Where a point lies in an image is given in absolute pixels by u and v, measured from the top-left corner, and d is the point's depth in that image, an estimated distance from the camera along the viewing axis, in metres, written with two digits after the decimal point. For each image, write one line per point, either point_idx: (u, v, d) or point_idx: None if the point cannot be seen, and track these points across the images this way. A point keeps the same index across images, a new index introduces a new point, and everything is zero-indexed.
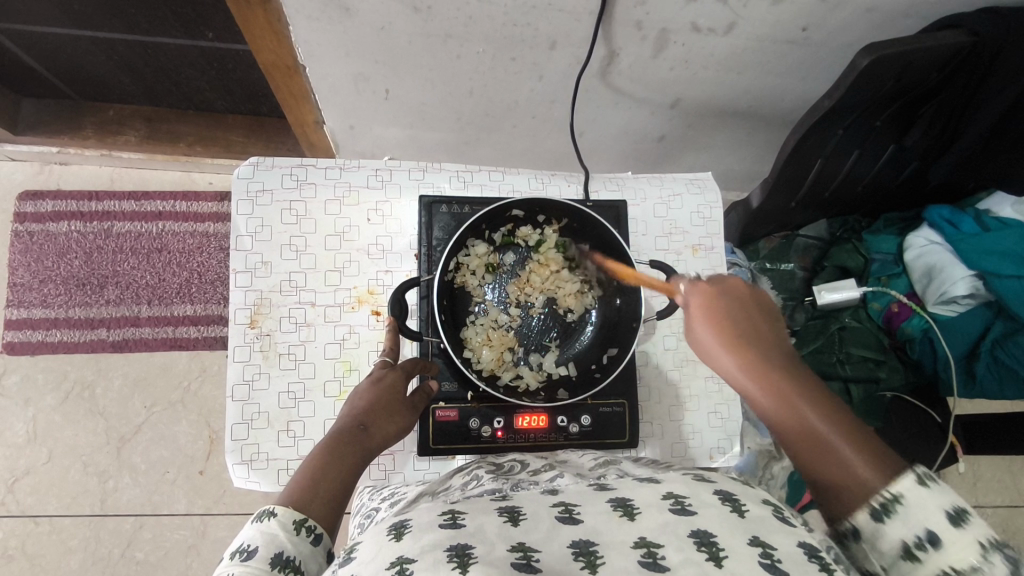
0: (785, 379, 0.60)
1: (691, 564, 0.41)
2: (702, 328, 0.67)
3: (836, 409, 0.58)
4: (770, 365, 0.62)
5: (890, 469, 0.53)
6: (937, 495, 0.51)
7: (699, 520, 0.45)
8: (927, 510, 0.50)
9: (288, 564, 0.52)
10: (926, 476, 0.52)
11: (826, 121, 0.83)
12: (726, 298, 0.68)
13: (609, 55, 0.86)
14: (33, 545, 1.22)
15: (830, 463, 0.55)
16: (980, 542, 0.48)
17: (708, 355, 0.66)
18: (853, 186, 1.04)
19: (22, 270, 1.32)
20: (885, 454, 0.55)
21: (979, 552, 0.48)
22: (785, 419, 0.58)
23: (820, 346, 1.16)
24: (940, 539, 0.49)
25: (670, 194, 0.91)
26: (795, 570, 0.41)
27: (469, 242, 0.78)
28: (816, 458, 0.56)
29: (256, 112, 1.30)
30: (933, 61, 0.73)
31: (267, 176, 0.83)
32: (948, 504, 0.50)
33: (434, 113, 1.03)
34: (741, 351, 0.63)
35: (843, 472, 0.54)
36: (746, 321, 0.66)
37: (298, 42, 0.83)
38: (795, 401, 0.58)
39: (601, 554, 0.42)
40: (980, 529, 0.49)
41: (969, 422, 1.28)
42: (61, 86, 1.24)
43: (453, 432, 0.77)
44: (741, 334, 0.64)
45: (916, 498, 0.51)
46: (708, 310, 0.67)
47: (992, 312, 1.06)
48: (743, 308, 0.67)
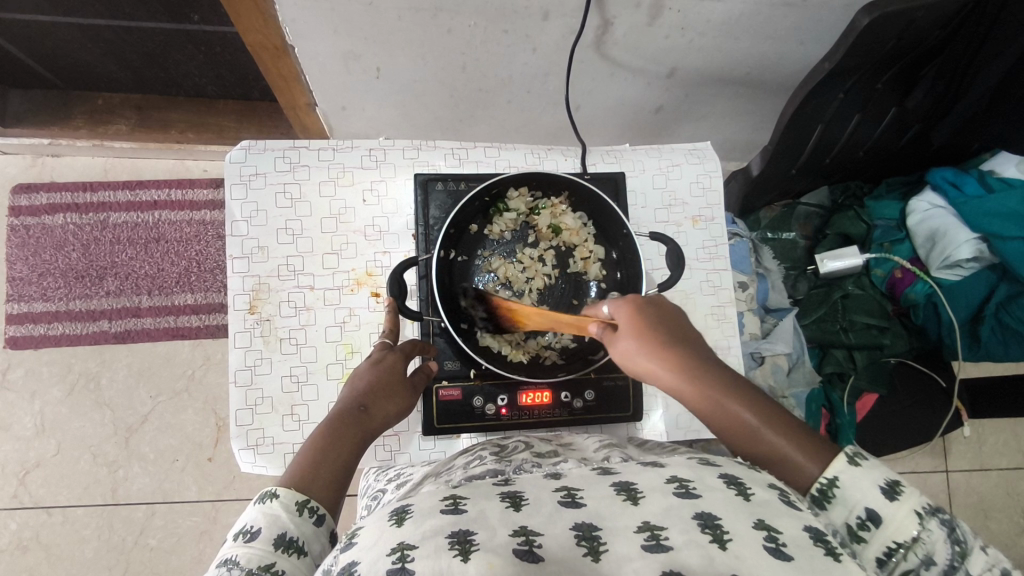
0: (716, 384, 0.57)
1: (694, 545, 0.41)
2: (625, 338, 0.61)
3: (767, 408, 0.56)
4: (697, 369, 0.58)
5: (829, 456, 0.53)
6: (871, 471, 0.51)
7: (704, 504, 0.45)
8: (863, 488, 0.51)
9: (292, 545, 0.53)
10: (856, 455, 0.53)
11: (826, 85, 0.81)
12: (654, 306, 0.64)
13: (603, 24, 0.85)
14: (47, 536, 1.24)
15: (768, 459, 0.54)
16: (917, 512, 0.49)
17: (634, 367, 0.61)
18: (855, 151, 1.02)
19: (19, 264, 1.31)
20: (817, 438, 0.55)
21: (916, 521, 0.49)
22: (721, 421, 0.57)
23: (822, 315, 1.15)
24: (881, 517, 0.50)
25: (669, 164, 0.90)
26: (801, 555, 0.41)
27: (481, 212, 0.79)
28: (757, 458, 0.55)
29: (247, 96, 1.28)
30: (936, 17, 0.71)
31: (259, 159, 0.81)
32: (880, 480, 0.51)
33: (428, 90, 1.01)
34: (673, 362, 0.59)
35: (782, 467, 0.54)
36: (668, 323, 0.62)
37: (284, 21, 0.81)
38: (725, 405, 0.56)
39: (604, 539, 0.42)
40: (913, 499, 0.50)
41: (974, 386, 1.28)
42: (49, 76, 1.22)
43: (457, 411, 0.77)
44: (667, 340, 0.60)
45: (851, 479, 0.51)
46: (639, 313, 0.62)
47: (996, 275, 1.06)
48: (673, 321, 0.63)
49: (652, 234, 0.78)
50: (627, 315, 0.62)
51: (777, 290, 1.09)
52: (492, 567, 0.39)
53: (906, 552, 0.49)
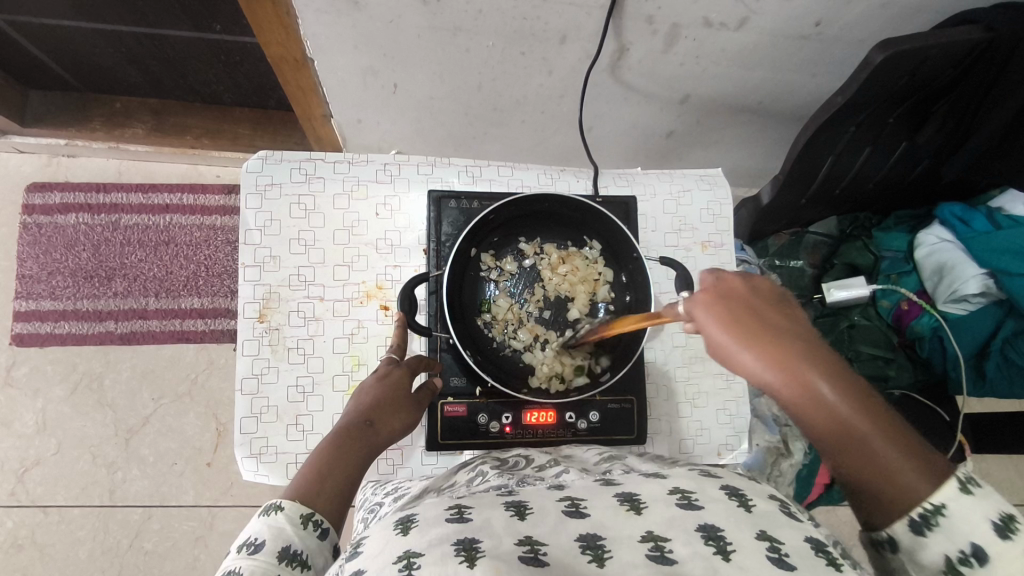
0: (825, 370, 0.48)
1: (699, 557, 0.41)
2: (719, 331, 0.50)
3: (887, 418, 0.49)
4: (802, 356, 0.48)
5: (937, 475, 0.48)
6: (983, 504, 0.47)
7: (707, 514, 0.45)
8: (974, 524, 0.47)
9: (295, 558, 0.53)
10: (969, 481, 0.48)
11: (838, 118, 0.82)
12: (733, 292, 0.52)
13: (620, 49, 0.86)
14: (42, 535, 1.23)
15: (863, 462, 0.48)
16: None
17: (724, 357, 0.50)
18: (863, 183, 1.03)
19: (29, 262, 1.32)
20: (915, 442, 0.49)
21: None
22: (830, 435, 0.49)
23: (828, 344, 1.16)
24: (988, 554, 0.46)
25: (680, 190, 0.90)
26: (803, 564, 0.41)
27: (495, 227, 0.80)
28: (855, 463, 0.49)
29: (263, 105, 1.30)
30: (948, 57, 0.72)
31: (275, 169, 0.82)
32: (993, 514, 0.46)
33: (443, 107, 1.02)
34: (782, 358, 0.47)
35: (885, 476, 0.48)
36: (755, 308, 0.50)
37: (306, 35, 0.82)
38: (839, 414, 0.48)
39: (609, 547, 0.42)
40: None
41: (977, 421, 1.28)
42: (69, 78, 1.24)
43: (461, 428, 0.77)
44: (769, 331, 0.49)
45: (961, 511, 0.47)
46: (718, 304, 0.51)
47: (1002, 311, 1.06)
48: (752, 301, 0.51)
49: (663, 259, 0.79)
50: (716, 308, 0.50)
51: None
52: (498, 571, 0.38)
53: None
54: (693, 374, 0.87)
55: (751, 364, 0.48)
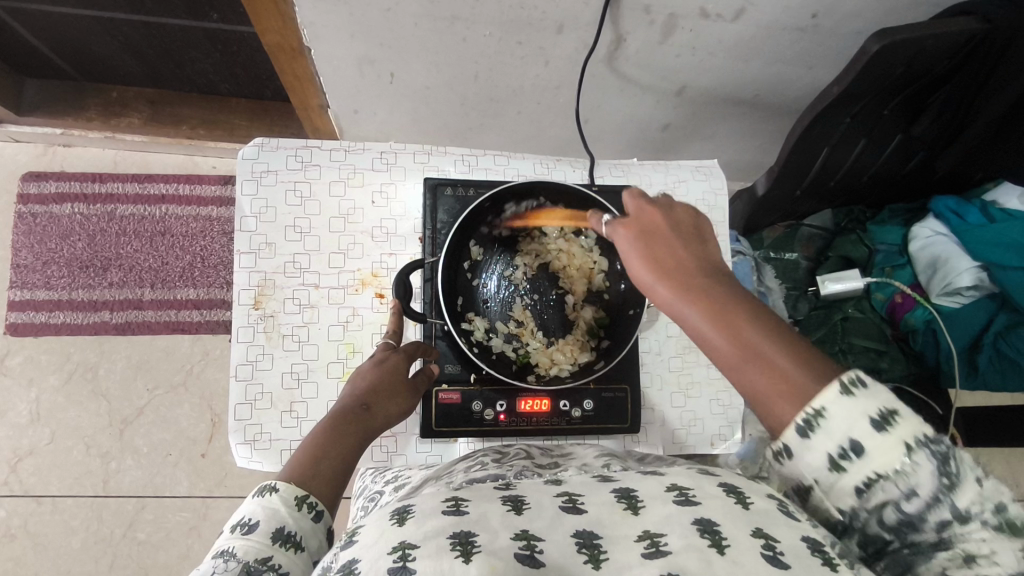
0: (720, 296, 0.51)
1: (693, 549, 0.41)
2: (631, 260, 0.57)
3: (776, 331, 0.49)
4: (701, 281, 0.53)
5: (819, 379, 0.46)
6: (862, 401, 0.45)
7: (704, 511, 0.45)
8: (852, 420, 0.45)
9: (289, 540, 0.53)
10: (854, 382, 0.45)
11: (834, 108, 0.82)
12: (653, 229, 0.58)
13: (617, 39, 0.86)
14: (35, 524, 1.23)
15: (760, 371, 0.48)
16: (906, 443, 0.43)
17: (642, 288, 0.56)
18: (859, 176, 1.03)
19: (24, 251, 1.32)
20: (813, 355, 0.48)
21: (903, 454, 0.43)
22: (714, 340, 0.50)
23: (821, 337, 1.16)
24: (866, 448, 0.44)
25: (676, 181, 0.91)
26: (798, 563, 0.41)
27: (498, 211, 0.79)
28: (755, 377, 0.48)
29: (259, 96, 1.30)
30: (945, 47, 0.73)
31: (272, 156, 0.82)
32: (873, 410, 0.44)
33: (439, 97, 1.02)
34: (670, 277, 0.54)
35: (777, 381, 0.47)
36: (663, 240, 0.57)
37: (303, 23, 0.82)
38: (724, 322, 0.50)
39: (605, 548, 0.42)
40: (908, 428, 0.44)
41: (970, 415, 1.28)
42: (66, 67, 1.24)
43: (455, 415, 0.77)
44: (661, 255, 0.56)
45: (841, 410, 0.45)
46: (632, 235, 0.58)
47: (996, 304, 1.06)
48: (661, 234, 0.57)
49: None
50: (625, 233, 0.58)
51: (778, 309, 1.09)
52: (493, 569, 0.38)
53: (886, 485, 0.44)
54: (687, 364, 0.87)
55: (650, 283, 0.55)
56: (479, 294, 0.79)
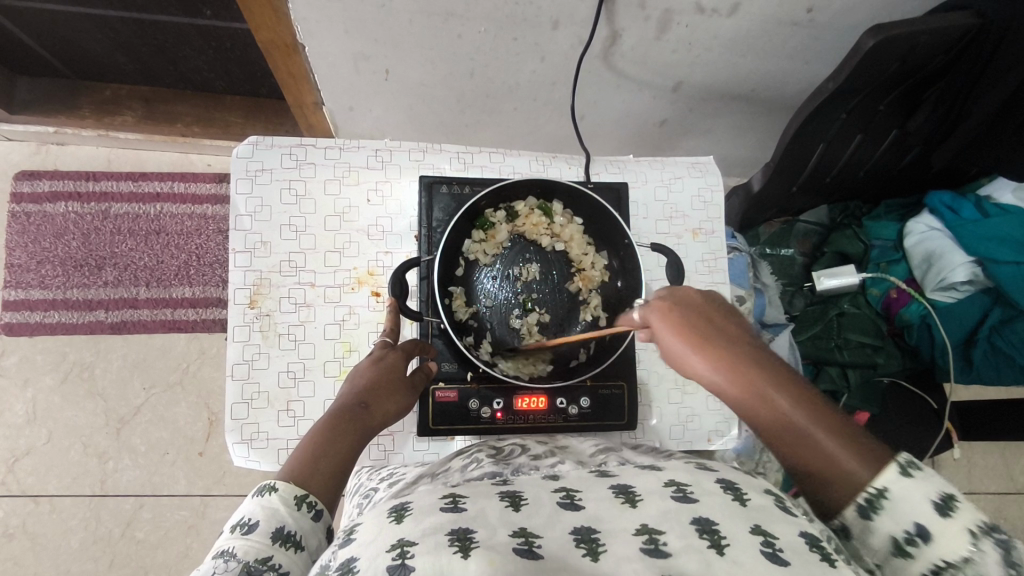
0: (760, 381, 0.56)
1: (693, 551, 0.41)
2: (670, 338, 0.61)
3: (823, 413, 0.54)
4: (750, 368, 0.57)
5: (873, 460, 0.52)
6: (922, 484, 0.49)
7: (702, 508, 0.45)
8: (913, 502, 0.49)
9: (289, 539, 0.53)
10: (910, 465, 0.51)
11: (829, 104, 0.82)
12: (699, 308, 0.62)
13: (612, 35, 0.86)
14: (34, 525, 1.23)
15: (813, 459, 0.53)
16: (970, 530, 0.47)
17: (680, 364, 0.61)
18: (854, 171, 1.03)
19: (18, 251, 1.31)
20: (864, 440, 0.53)
21: (969, 541, 0.46)
22: (766, 423, 0.55)
23: (817, 332, 1.16)
24: (930, 531, 0.48)
25: (671, 177, 0.91)
26: (797, 559, 0.41)
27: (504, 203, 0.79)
28: (806, 457, 0.53)
29: (254, 92, 1.29)
30: (938, 43, 0.73)
31: (266, 155, 0.82)
32: (934, 494, 0.49)
33: (435, 94, 1.02)
34: (715, 356, 0.58)
35: (828, 464, 0.52)
36: (710, 324, 0.61)
37: (297, 20, 0.81)
38: (774, 403, 0.55)
39: (603, 541, 0.42)
40: (968, 516, 0.47)
41: (965, 409, 1.29)
42: (58, 65, 1.23)
43: (453, 413, 0.77)
44: (711, 340, 0.59)
45: (901, 491, 0.50)
46: (669, 313, 0.61)
47: (990, 299, 1.07)
48: (705, 315, 0.61)
49: (653, 245, 0.79)
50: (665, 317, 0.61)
51: (773, 305, 1.08)
52: (492, 564, 0.38)
53: (955, 572, 0.46)
54: None
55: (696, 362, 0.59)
56: (476, 289, 0.79)
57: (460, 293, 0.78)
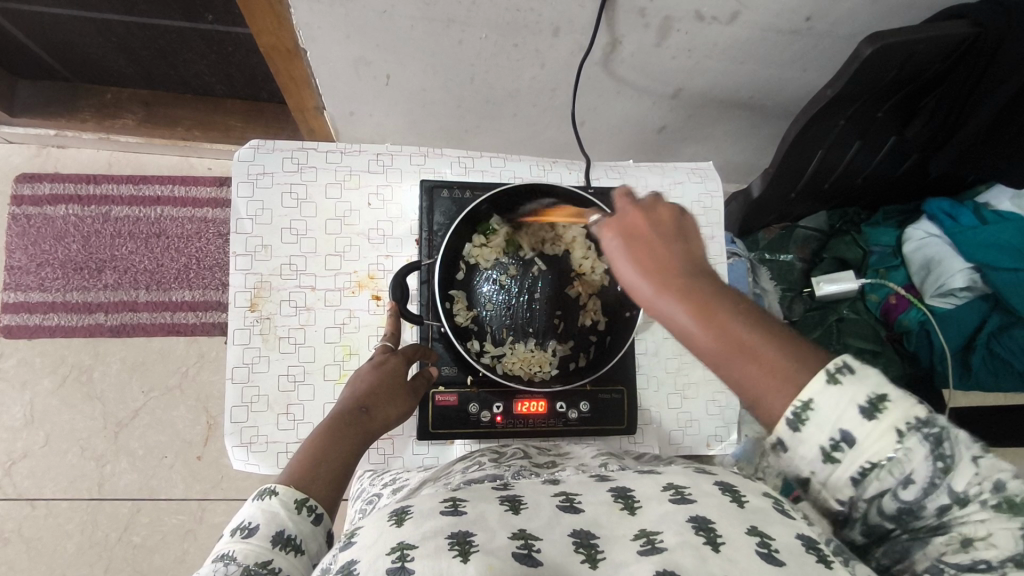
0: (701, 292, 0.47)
1: (689, 546, 0.41)
2: (614, 255, 0.51)
3: (766, 325, 0.46)
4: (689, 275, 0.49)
5: (817, 372, 0.44)
6: (850, 389, 0.43)
7: (699, 508, 0.45)
8: (841, 408, 0.43)
9: (289, 543, 0.53)
10: (840, 369, 0.44)
11: (828, 111, 0.83)
12: (637, 220, 0.52)
13: (612, 42, 0.86)
14: (30, 528, 1.22)
15: (754, 375, 0.45)
16: (898, 429, 0.42)
17: (616, 281, 0.51)
18: (853, 177, 1.04)
19: (18, 253, 1.31)
20: (810, 351, 0.46)
21: (895, 440, 0.42)
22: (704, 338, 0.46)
23: (817, 338, 1.16)
24: (858, 439, 0.43)
25: (671, 182, 0.91)
26: (792, 560, 0.41)
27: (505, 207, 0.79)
28: (746, 376, 0.45)
29: (255, 97, 1.30)
30: (936, 51, 0.73)
31: (267, 158, 0.82)
32: (861, 397, 0.43)
33: (435, 99, 1.02)
34: (652, 270, 0.49)
35: (766, 379, 0.45)
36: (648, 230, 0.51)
37: (299, 25, 0.82)
38: (714, 316, 0.46)
39: (601, 548, 0.42)
40: (898, 414, 0.42)
41: (963, 415, 1.29)
42: (60, 68, 1.23)
43: (452, 417, 0.77)
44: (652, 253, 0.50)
45: (829, 399, 0.43)
46: (612, 226, 0.52)
47: (988, 304, 1.08)
48: (645, 226, 0.51)
49: None
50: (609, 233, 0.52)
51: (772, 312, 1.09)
52: (491, 570, 0.38)
53: (881, 472, 0.43)
54: (683, 365, 0.87)
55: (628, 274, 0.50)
56: (476, 292, 0.79)
57: (461, 298, 0.78)
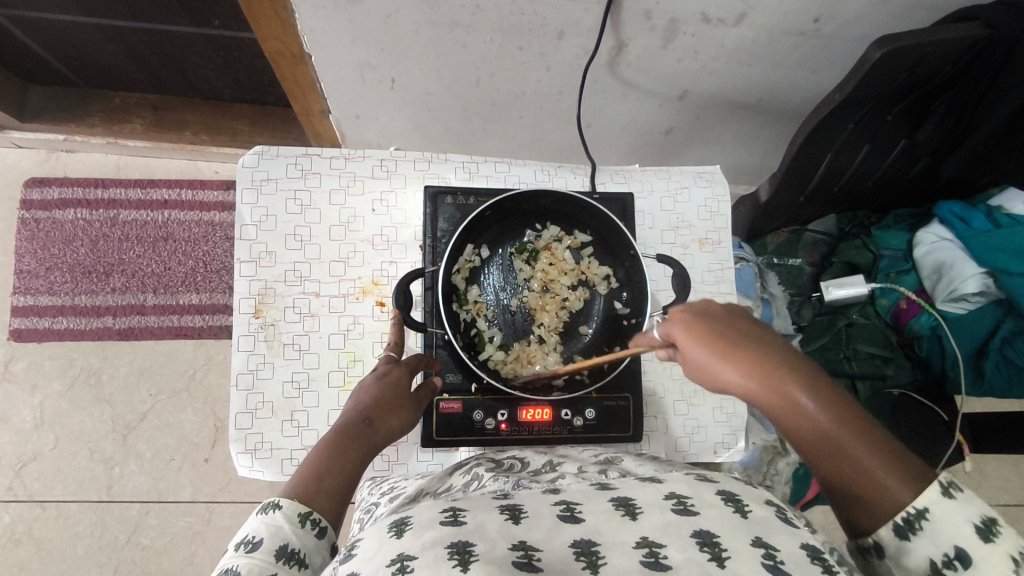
0: (794, 387, 0.54)
1: (693, 564, 0.41)
2: (691, 346, 0.56)
3: (854, 419, 0.54)
4: (777, 372, 0.54)
5: (916, 478, 0.52)
6: (965, 507, 0.50)
7: (704, 520, 0.45)
8: (955, 524, 0.49)
9: (292, 556, 0.53)
10: (951, 486, 0.51)
11: (837, 114, 0.81)
12: (711, 317, 0.58)
13: (618, 45, 0.85)
14: (40, 530, 1.23)
15: (856, 476, 0.52)
16: (1010, 556, 0.47)
17: (706, 377, 0.56)
18: (863, 180, 1.02)
19: (28, 257, 1.32)
20: (894, 449, 0.53)
21: (1010, 567, 0.47)
22: (806, 433, 0.54)
23: (826, 343, 1.15)
24: (971, 556, 0.48)
25: (677, 187, 0.90)
26: (797, 571, 0.41)
27: (516, 214, 0.79)
28: (831, 462, 0.53)
29: (262, 101, 1.30)
30: (947, 53, 0.72)
31: (272, 165, 0.82)
32: (975, 517, 0.49)
33: (441, 103, 1.02)
34: (750, 369, 0.54)
35: (870, 488, 0.52)
36: (725, 326, 0.57)
37: (304, 30, 0.82)
38: (808, 415, 0.53)
39: (603, 554, 0.42)
40: (1010, 543, 0.48)
41: (976, 421, 1.27)
42: (68, 73, 1.24)
43: (457, 424, 0.77)
44: (742, 351, 0.55)
45: (943, 513, 0.50)
46: (690, 322, 0.57)
47: (1002, 310, 1.06)
48: (718, 322, 0.57)
49: (660, 256, 0.78)
50: (689, 329, 0.56)
51: (781, 316, 1.08)
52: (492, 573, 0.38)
53: None
54: None
55: (723, 371, 0.55)
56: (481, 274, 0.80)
57: (463, 270, 0.78)
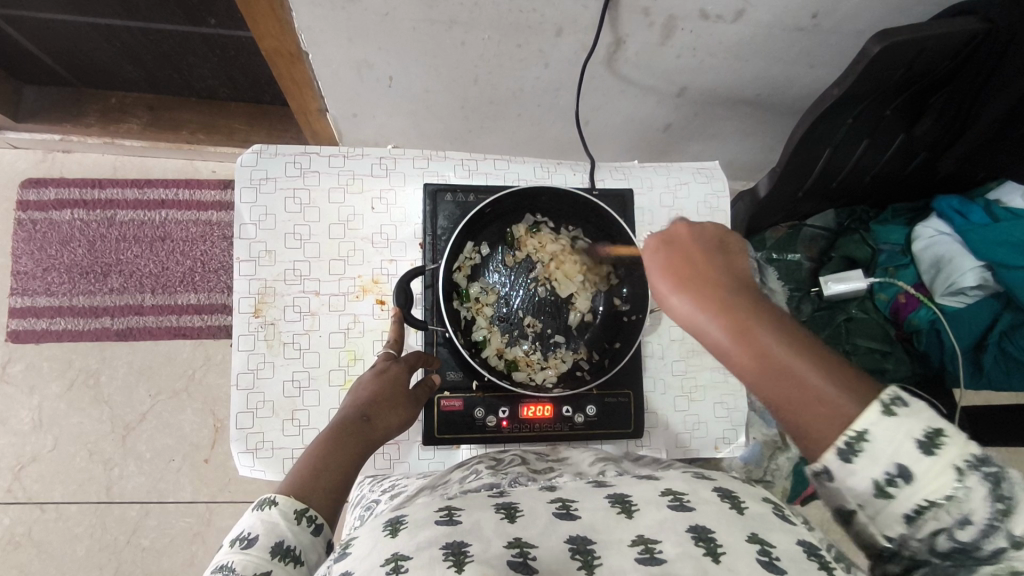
0: (741, 308, 0.50)
1: (688, 557, 0.41)
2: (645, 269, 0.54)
3: (799, 340, 0.49)
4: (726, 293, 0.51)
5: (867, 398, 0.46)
6: (907, 422, 0.44)
7: (698, 516, 0.45)
8: (898, 442, 0.44)
9: (288, 554, 0.52)
10: (895, 402, 0.45)
11: (836, 110, 0.81)
12: (669, 239, 0.55)
13: (616, 41, 0.85)
14: (39, 532, 1.23)
15: (807, 401, 0.47)
16: (956, 466, 0.43)
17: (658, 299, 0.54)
18: (861, 176, 1.02)
19: (24, 258, 1.31)
20: (845, 371, 0.48)
21: (955, 478, 0.42)
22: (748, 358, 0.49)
23: (826, 337, 1.16)
24: (914, 473, 0.44)
25: (676, 183, 0.90)
26: (793, 568, 0.41)
27: (517, 212, 0.80)
28: (781, 391, 0.48)
29: (258, 100, 1.29)
30: (945, 47, 0.72)
31: (271, 163, 0.82)
32: (919, 432, 0.44)
33: (439, 101, 1.02)
34: (693, 289, 0.52)
35: (821, 413, 0.47)
36: (684, 252, 0.54)
37: (301, 29, 0.81)
38: (752, 336, 0.49)
39: (599, 553, 0.42)
40: (954, 450, 0.43)
41: (975, 414, 1.28)
42: (63, 73, 1.23)
43: (458, 422, 0.77)
44: (692, 271, 0.53)
45: (885, 432, 0.45)
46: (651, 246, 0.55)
47: (1000, 304, 1.06)
48: (677, 244, 0.55)
49: None
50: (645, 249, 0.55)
51: None
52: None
53: (938, 511, 0.43)
54: (691, 367, 0.87)
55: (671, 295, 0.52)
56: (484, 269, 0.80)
57: (464, 267, 0.78)
